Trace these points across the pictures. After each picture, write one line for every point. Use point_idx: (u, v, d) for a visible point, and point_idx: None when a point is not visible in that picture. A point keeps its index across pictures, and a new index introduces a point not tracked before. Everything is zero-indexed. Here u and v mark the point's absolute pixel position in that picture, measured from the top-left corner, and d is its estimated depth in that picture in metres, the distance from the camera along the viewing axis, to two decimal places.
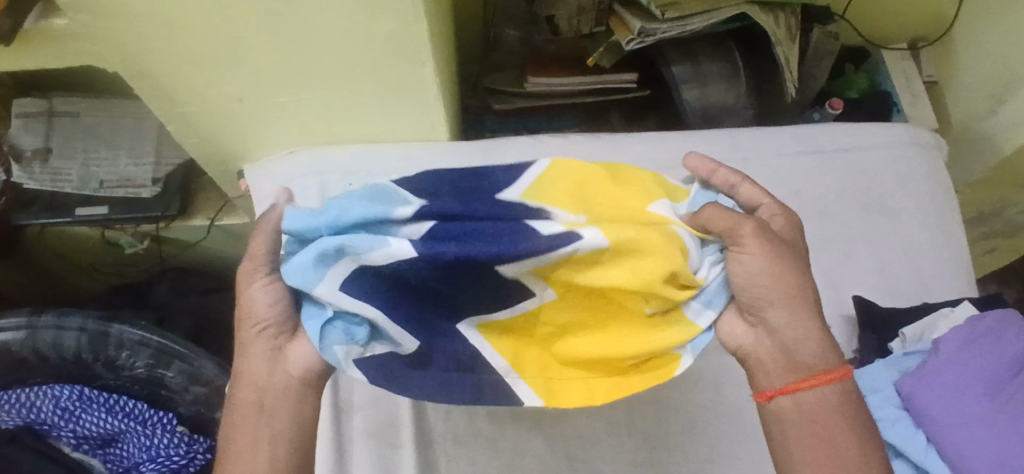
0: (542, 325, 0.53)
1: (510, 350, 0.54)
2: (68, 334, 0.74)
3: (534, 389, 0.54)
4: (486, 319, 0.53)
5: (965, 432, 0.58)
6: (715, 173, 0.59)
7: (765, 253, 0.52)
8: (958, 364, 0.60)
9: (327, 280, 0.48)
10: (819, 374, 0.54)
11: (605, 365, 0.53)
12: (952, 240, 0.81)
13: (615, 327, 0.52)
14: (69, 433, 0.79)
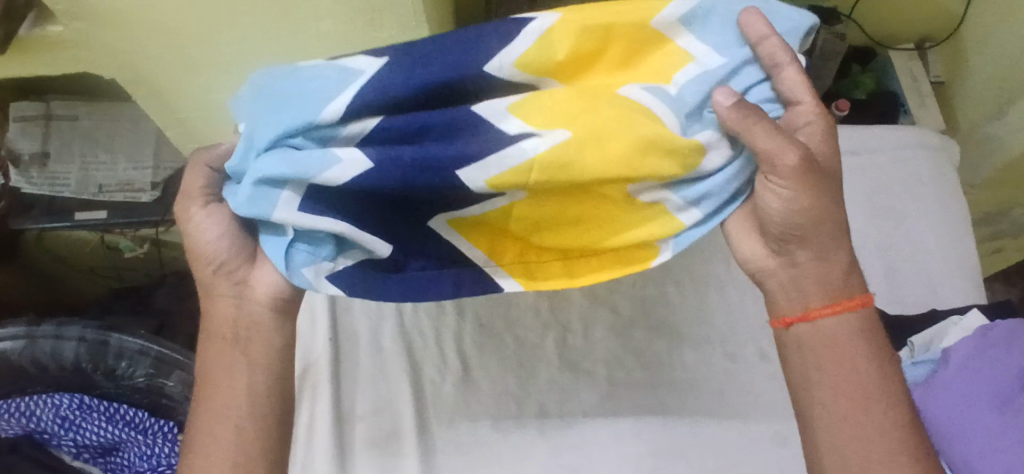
0: (514, 221, 0.50)
1: (486, 243, 0.52)
2: (67, 343, 0.73)
3: (512, 276, 0.53)
4: (460, 214, 0.50)
5: (970, 440, 0.56)
6: (765, 45, 0.47)
7: (797, 187, 0.49)
8: (968, 374, 0.60)
9: (281, 205, 0.44)
10: (840, 302, 0.53)
11: (584, 251, 0.52)
12: (962, 244, 0.80)
13: (598, 220, 0.50)
14: (69, 442, 0.78)
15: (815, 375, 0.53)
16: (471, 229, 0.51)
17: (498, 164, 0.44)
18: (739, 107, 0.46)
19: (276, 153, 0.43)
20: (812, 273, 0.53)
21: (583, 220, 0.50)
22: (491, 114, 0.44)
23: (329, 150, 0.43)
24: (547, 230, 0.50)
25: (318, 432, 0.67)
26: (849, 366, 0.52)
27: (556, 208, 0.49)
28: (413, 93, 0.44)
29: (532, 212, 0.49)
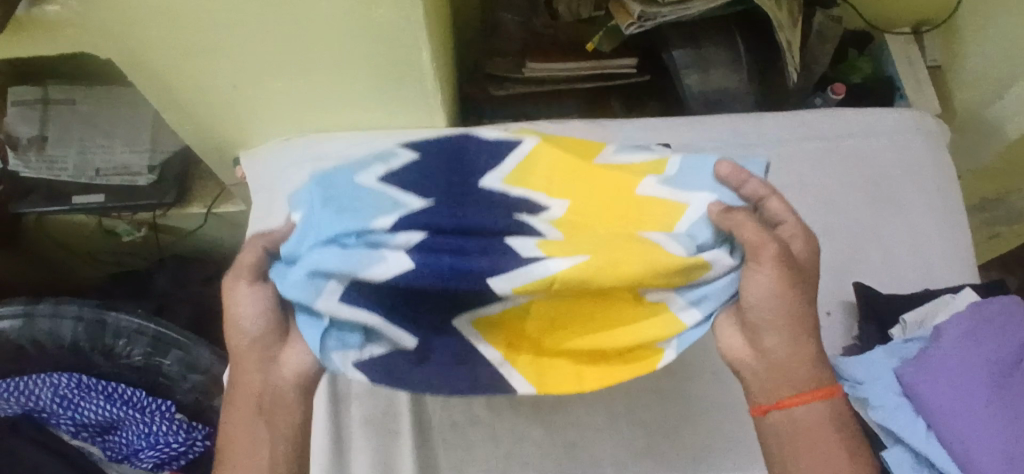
0: (532, 320, 0.53)
1: (503, 345, 0.54)
2: (66, 322, 0.74)
3: (526, 377, 0.54)
4: (483, 316, 0.52)
5: (967, 422, 0.54)
6: (745, 183, 0.56)
7: (781, 280, 0.52)
8: (962, 351, 0.56)
9: (325, 293, 0.48)
10: (811, 392, 0.54)
11: (594, 353, 0.54)
12: (957, 224, 0.80)
13: (610, 318, 0.53)
14: (68, 421, 0.79)
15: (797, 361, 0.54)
16: (490, 331, 0.53)
17: (523, 278, 0.48)
18: (727, 218, 0.52)
19: (333, 246, 0.47)
20: (786, 337, 0.54)
21: (594, 319, 0.53)
22: (521, 248, 0.50)
23: (379, 251, 0.47)
24: (560, 330, 0.54)
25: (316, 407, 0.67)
26: (820, 447, 0.54)
27: (573, 308, 0.52)
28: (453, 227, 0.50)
29: (551, 311, 0.52)
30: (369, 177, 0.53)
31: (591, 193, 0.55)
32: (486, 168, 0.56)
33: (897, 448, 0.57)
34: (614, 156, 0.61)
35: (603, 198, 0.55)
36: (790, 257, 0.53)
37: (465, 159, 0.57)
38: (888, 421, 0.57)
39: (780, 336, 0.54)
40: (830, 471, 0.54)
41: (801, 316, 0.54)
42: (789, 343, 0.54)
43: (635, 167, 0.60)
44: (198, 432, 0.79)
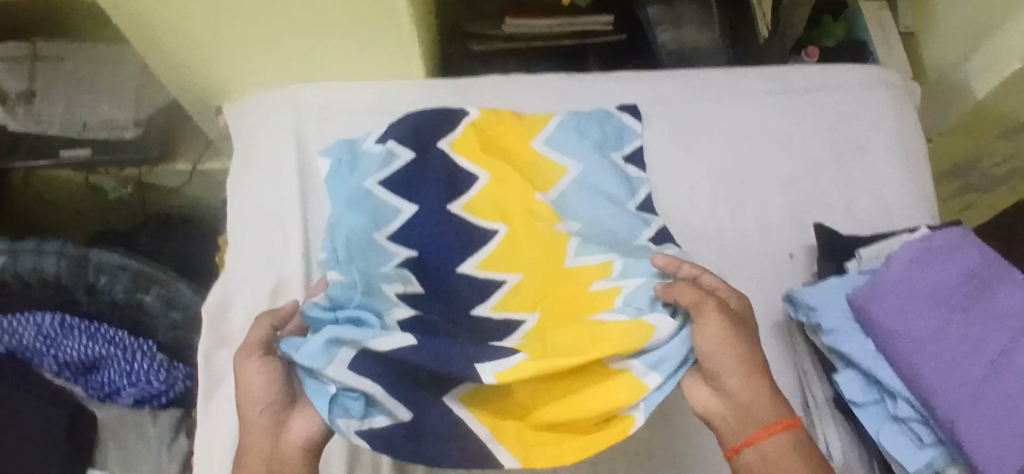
0: (511, 396, 0.57)
1: (490, 419, 0.57)
2: (48, 259, 0.76)
3: (511, 452, 0.56)
4: (467, 390, 0.56)
5: (914, 340, 0.55)
6: (680, 268, 0.63)
7: (724, 327, 0.56)
8: (915, 276, 0.57)
9: (336, 360, 0.52)
10: (769, 423, 0.56)
11: (574, 425, 0.57)
12: (919, 173, 0.82)
13: (582, 387, 0.56)
14: (51, 359, 0.80)
15: (751, 355, 0.56)
16: (477, 405, 0.57)
17: (505, 365, 0.53)
18: (670, 292, 0.60)
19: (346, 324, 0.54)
20: (746, 379, 0.56)
21: (566, 388, 0.56)
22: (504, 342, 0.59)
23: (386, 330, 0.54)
24: (538, 404, 0.57)
25: None
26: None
27: (547, 382, 0.56)
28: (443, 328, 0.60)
29: (529, 388, 0.56)
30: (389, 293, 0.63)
31: (558, 305, 0.66)
32: (475, 302, 0.67)
33: (848, 372, 0.59)
34: (576, 257, 0.69)
35: (570, 311, 0.65)
36: (730, 312, 0.58)
37: (460, 299, 0.67)
38: (839, 345, 0.59)
39: (739, 379, 0.56)
40: None
41: (752, 360, 0.57)
42: (747, 387, 0.56)
43: (588, 272, 0.68)
44: (179, 370, 0.82)
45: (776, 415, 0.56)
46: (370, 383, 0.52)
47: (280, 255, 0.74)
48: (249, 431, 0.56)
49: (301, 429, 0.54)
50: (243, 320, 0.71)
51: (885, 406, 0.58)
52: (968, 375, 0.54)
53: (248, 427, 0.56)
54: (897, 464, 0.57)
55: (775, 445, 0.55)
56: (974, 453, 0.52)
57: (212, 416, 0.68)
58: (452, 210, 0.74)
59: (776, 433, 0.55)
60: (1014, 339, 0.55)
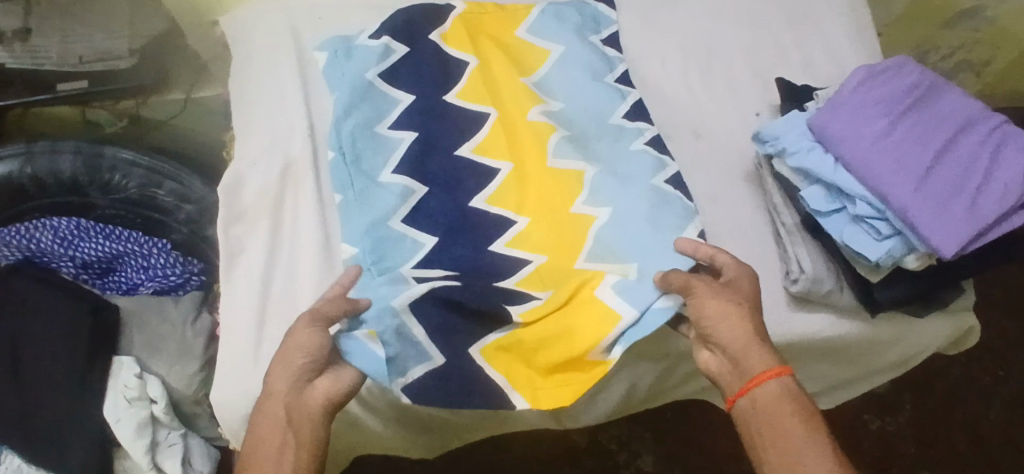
0: (523, 345, 0.68)
1: (506, 367, 0.68)
2: (64, 158, 0.81)
3: (524, 395, 0.68)
4: (485, 343, 0.68)
5: (865, 144, 0.62)
6: (697, 250, 0.70)
7: (711, 296, 0.67)
8: (863, 95, 0.65)
9: (401, 296, 0.66)
10: (763, 371, 0.64)
11: (577, 369, 0.69)
12: (869, 35, 0.88)
13: (580, 332, 0.68)
14: (68, 261, 0.85)
15: (738, 318, 0.66)
16: (495, 357, 0.68)
17: (526, 307, 0.69)
18: (676, 276, 0.68)
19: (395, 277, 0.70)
20: (735, 336, 0.65)
21: (563, 342, 0.68)
22: (500, 249, 0.73)
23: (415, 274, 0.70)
24: (541, 357, 0.68)
25: (310, 250, 0.74)
26: (776, 416, 0.63)
27: (545, 328, 0.68)
28: (444, 258, 0.73)
29: (532, 337, 0.68)
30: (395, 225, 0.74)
31: (542, 203, 0.75)
32: (474, 192, 0.76)
33: (813, 187, 0.66)
34: (556, 159, 0.77)
35: (551, 213, 0.75)
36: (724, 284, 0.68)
37: (461, 183, 0.76)
38: (804, 163, 0.65)
39: (730, 336, 0.66)
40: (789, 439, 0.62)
41: (744, 321, 0.66)
42: (744, 346, 0.65)
43: (565, 175, 0.76)
44: (193, 266, 0.87)
45: (770, 364, 0.64)
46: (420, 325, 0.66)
47: (287, 139, 0.79)
48: (279, 369, 0.63)
49: (324, 391, 0.63)
50: (256, 196, 0.76)
51: (846, 211, 0.64)
52: (915, 171, 0.61)
53: (281, 360, 0.63)
54: (862, 257, 0.64)
55: (767, 388, 0.64)
56: (929, 232, 0.58)
57: (233, 284, 0.73)
58: (447, 100, 0.80)
59: (770, 380, 0.64)
60: (950, 139, 0.62)
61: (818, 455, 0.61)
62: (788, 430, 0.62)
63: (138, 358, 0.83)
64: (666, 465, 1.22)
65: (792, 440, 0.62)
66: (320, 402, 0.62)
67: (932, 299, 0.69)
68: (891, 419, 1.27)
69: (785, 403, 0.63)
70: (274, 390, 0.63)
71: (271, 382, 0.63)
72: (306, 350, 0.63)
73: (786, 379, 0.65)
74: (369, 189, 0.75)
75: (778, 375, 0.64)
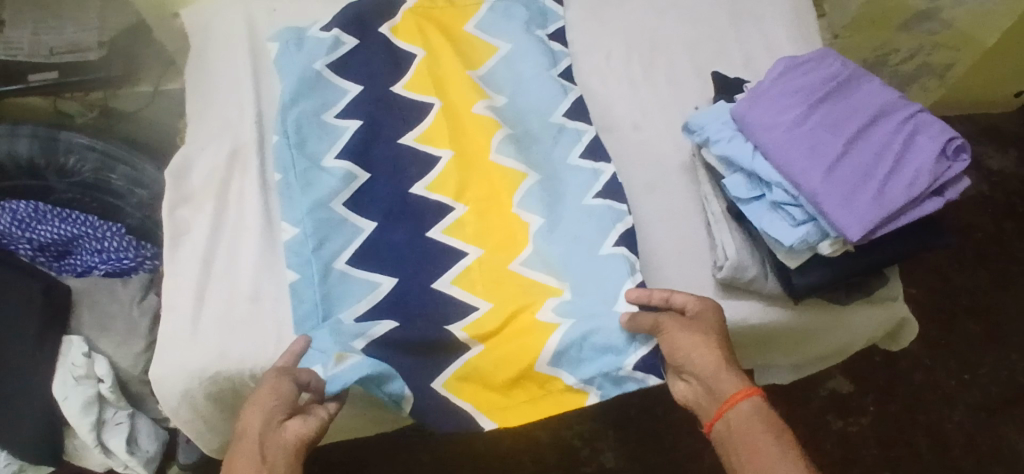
0: (482, 374, 0.70)
1: (471, 395, 0.70)
2: (21, 142, 0.84)
3: (492, 418, 0.70)
4: (449, 375, 0.70)
5: (780, 131, 0.65)
6: (652, 297, 0.69)
7: (677, 330, 0.66)
8: (781, 86, 0.68)
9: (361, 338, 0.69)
10: (733, 394, 0.63)
11: (542, 391, 0.71)
12: (811, 32, 0.90)
13: (529, 351, 0.69)
14: (26, 244, 0.86)
15: (701, 345, 0.65)
16: (460, 388, 0.70)
17: (470, 323, 0.71)
18: (642, 319, 0.68)
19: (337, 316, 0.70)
20: (701, 362, 0.65)
21: (517, 367, 0.69)
22: (437, 237, 0.75)
23: (355, 292, 0.72)
24: (500, 385, 0.70)
25: (252, 233, 0.75)
26: (748, 436, 0.62)
27: (496, 351, 0.70)
28: (382, 243, 0.75)
29: (486, 363, 0.70)
30: (337, 209, 0.76)
31: (479, 193, 0.77)
32: (415, 179, 0.77)
33: (735, 174, 0.68)
34: (498, 150, 0.78)
35: (490, 204, 0.76)
36: (689, 315, 0.68)
37: (403, 170, 0.78)
38: (726, 150, 0.67)
39: (696, 362, 0.65)
40: (763, 454, 0.60)
41: (710, 346, 0.65)
42: (713, 371, 0.64)
43: (506, 168, 0.77)
44: (146, 250, 0.88)
45: (740, 385, 0.63)
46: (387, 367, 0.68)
47: (235, 125, 0.81)
48: (252, 409, 0.61)
49: (295, 432, 0.60)
50: (203, 180, 0.78)
51: (766, 198, 0.66)
52: (826, 157, 0.63)
53: (253, 402, 0.61)
54: (777, 242, 0.65)
55: (739, 409, 0.63)
56: (837, 216, 0.60)
57: (176, 265, 0.74)
58: (394, 90, 0.82)
59: (741, 402, 0.63)
60: (864, 125, 0.65)
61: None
62: (761, 447, 0.60)
63: (87, 338, 0.84)
64: (627, 464, 1.21)
65: (765, 455, 0.60)
66: (294, 441, 0.60)
67: (852, 286, 0.72)
68: (854, 419, 1.26)
69: (758, 421, 0.62)
70: (247, 433, 0.60)
71: (243, 423, 0.61)
72: (278, 394, 0.61)
73: (758, 399, 0.63)
74: (311, 175, 0.77)
75: (749, 395, 0.63)
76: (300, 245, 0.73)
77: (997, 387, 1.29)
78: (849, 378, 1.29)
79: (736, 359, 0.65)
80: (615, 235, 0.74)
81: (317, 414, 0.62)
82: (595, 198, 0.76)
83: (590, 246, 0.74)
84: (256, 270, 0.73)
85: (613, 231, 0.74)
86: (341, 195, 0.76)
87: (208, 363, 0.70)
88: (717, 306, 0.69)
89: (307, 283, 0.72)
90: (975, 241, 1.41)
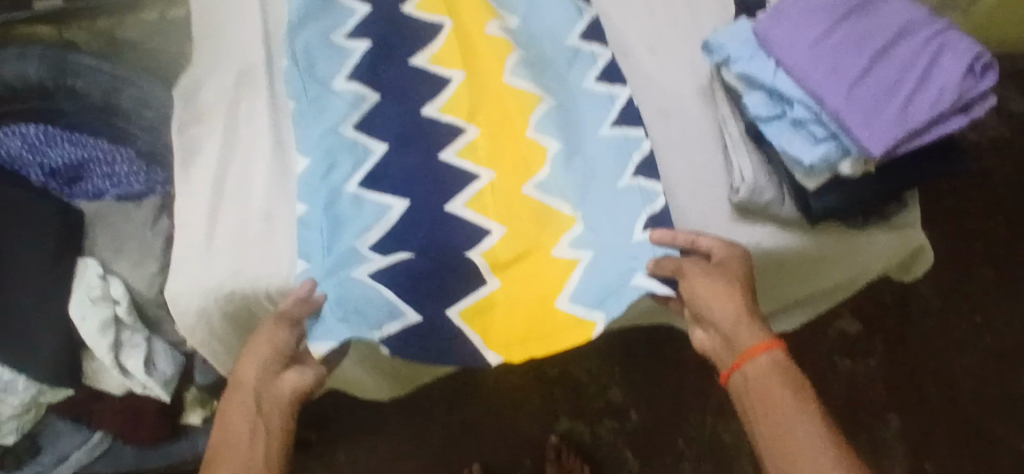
0: (498, 308, 0.70)
1: (483, 329, 0.70)
2: (29, 63, 0.83)
3: (498, 352, 0.69)
4: (465, 305, 0.69)
5: (802, 48, 0.63)
6: (677, 238, 0.68)
7: (704, 276, 0.66)
8: (804, 3, 0.66)
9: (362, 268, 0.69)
10: (753, 346, 0.62)
11: (549, 323, 0.69)
12: None
13: (545, 286, 0.70)
14: (37, 168, 0.86)
15: (723, 294, 0.65)
16: (474, 319, 0.70)
17: (484, 249, 0.71)
18: (665, 265, 0.67)
19: (344, 237, 0.71)
20: (723, 310, 0.64)
21: (533, 293, 0.70)
22: (449, 160, 0.74)
23: (380, 213, 0.72)
24: (511, 322, 0.69)
25: (262, 153, 0.74)
26: (766, 387, 0.60)
27: (508, 278, 0.70)
28: (393, 164, 0.73)
29: (499, 293, 0.70)
30: (348, 131, 0.75)
31: (492, 115, 0.75)
32: (427, 100, 0.76)
33: (755, 94, 0.66)
34: (512, 72, 0.76)
35: (505, 128, 0.75)
36: (718, 261, 0.67)
37: (414, 92, 0.76)
38: (745, 69, 0.66)
39: (719, 310, 0.64)
40: (777, 403, 0.59)
41: (736, 297, 0.65)
42: (733, 321, 0.64)
43: (520, 92, 0.76)
44: (158, 176, 0.88)
45: (760, 339, 0.63)
46: (389, 288, 0.68)
47: (243, 45, 0.80)
48: (249, 360, 0.66)
49: (290, 384, 0.65)
50: (212, 101, 0.78)
51: (786, 117, 0.65)
52: (849, 74, 0.61)
53: (249, 353, 0.66)
54: (797, 163, 0.64)
55: (757, 361, 0.62)
56: (859, 134, 0.59)
57: (189, 185, 0.74)
58: (405, 11, 0.80)
59: (759, 355, 0.62)
60: (890, 42, 0.63)
61: (813, 430, 0.56)
62: (777, 401, 0.59)
63: (102, 260, 0.85)
64: (635, 400, 1.22)
65: (780, 410, 0.58)
66: (288, 394, 0.65)
67: (871, 211, 0.72)
68: (860, 360, 1.26)
69: (776, 376, 0.61)
70: (243, 382, 0.65)
71: (238, 375, 0.66)
72: (274, 345, 0.66)
73: (777, 353, 0.62)
74: (323, 98, 0.76)
75: (769, 349, 0.62)
76: (315, 170, 0.73)
77: (1009, 332, 1.28)
78: (859, 319, 1.27)
79: (757, 311, 0.65)
80: (633, 166, 0.73)
81: (312, 366, 0.68)
82: (613, 127, 0.75)
83: (605, 175, 0.73)
84: (268, 190, 0.73)
85: (630, 163, 0.73)
86: (352, 119, 0.75)
87: (224, 282, 0.70)
88: (743, 254, 0.68)
89: (320, 208, 0.72)
90: (993, 189, 1.37)
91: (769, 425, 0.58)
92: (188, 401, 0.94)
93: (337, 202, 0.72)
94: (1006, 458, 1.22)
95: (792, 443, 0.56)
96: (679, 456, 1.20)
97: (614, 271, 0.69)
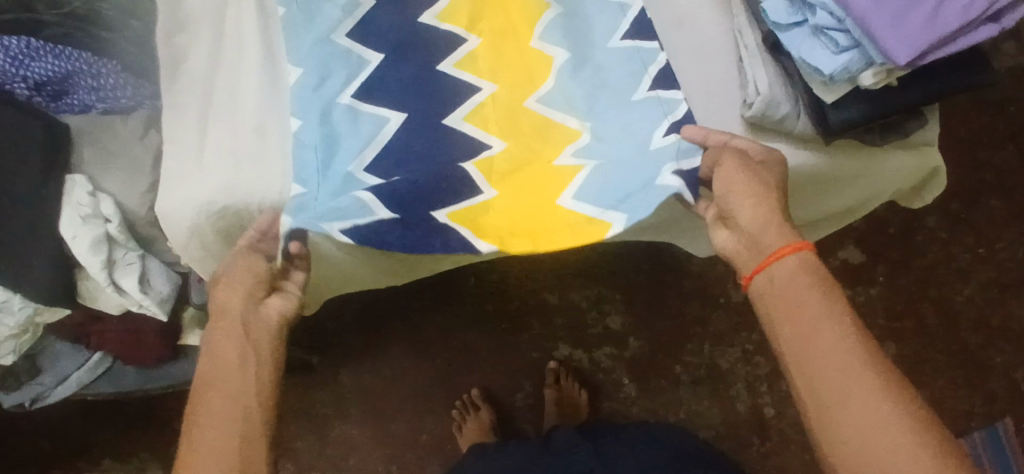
0: (490, 209, 0.65)
1: (473, 225, 0.64)
2: None
3: (490, 241, 0.63)
4: (455, 208, 0.66)
5: None
6: (708, 137, 0.64)
7: (743, 172, 0.62)
8: None
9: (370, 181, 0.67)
10: (782, 246, 0.58)
11: (542, 220, 0.64)
12: None
13: (550, 189, 0.65)
14: (20, 82, 0.79)
15: (739, 204, 0.61)
16: (464, 217, 0.65)
17: (483, 157, 0.68)
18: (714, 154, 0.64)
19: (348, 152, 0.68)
20: (757, 210, 0.60)
21: (536, 196, 0.66)
22: (450, 72, 0.70)
23: (377, 127, 0.69)
24: (507, 220, 0.64)
25: (250, 60, 0.70)
26: (793, 288, 0.57)
27: (505, 184, 0.67)
28: (390, 75, 0.70)
29: (499, 198, 0.66)
30: (342, 39, 0.71)
31: (494, 23, 0.72)
32: (423, 8, 0.72)
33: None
34: None
35: (508, 37, 0.71)
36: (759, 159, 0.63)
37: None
38: None
39: (749, 210, 0.61)
40: (805, 303, 0.55)
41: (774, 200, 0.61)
42: (761, 222, 0.60)
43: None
44: (145, 90, 0.84)
45: (790, 240, 0.59)
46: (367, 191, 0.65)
47: None
48: (230, 286, 0.63)
49: (276, 309, 0.64)
50: (197, 5, 0.73)
51: (808, 24, 0.61)
52: None
53: (227, 282, 0.64)
54: (815, 73, 0.61)
55: (785, 264, 0.58)
56: (886, 41, 0.56)
57: (175, 96, 0.71)
58: None
59: (787, 257, 0.58)
60: None
61: (843, 332, 0.53)
62: (805, 303, 0.55)
63: (91, 176, 0.81)
64: (635, 327, 1.22)
65: (807, 312, 0.55)
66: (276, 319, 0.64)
67: (886, 129, 0.70)
68: (862, 289, 1.25)
69: (803, 278, 0.57)
70: (226, 308, 0.62)
71: (221, 303, 0.62)
72: (257, 272, 0.64)
73: (807, 255, 0.58)
74: (314, 3, 0.71)
75: (800, 249, 0.58)
76: (307, 80, 0.69)
77: (1013, 264, 1.26)
78: (862, 249, 1.26)
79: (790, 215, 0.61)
80: (649, 79, 0.68)
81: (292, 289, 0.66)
82: (625, 37, 0.70)
83: (614, 87, 0.69)
84: (258, 101, 0.69)
85: (647, 76, 0.69)
86: (348, 25, 0.71)
87: (217, 197, 0.68)
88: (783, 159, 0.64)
89: (314, 122, 0.68)
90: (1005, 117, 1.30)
91: (796, 326, 0.55)
92: (185, 320, 0.93)
93: (332, 113, 0.69)
94: (997, 385, 1.24)
95: (818, 345, 0.53)
96: (676, 380, 1.21)
97: (627, 175, 0.65)
